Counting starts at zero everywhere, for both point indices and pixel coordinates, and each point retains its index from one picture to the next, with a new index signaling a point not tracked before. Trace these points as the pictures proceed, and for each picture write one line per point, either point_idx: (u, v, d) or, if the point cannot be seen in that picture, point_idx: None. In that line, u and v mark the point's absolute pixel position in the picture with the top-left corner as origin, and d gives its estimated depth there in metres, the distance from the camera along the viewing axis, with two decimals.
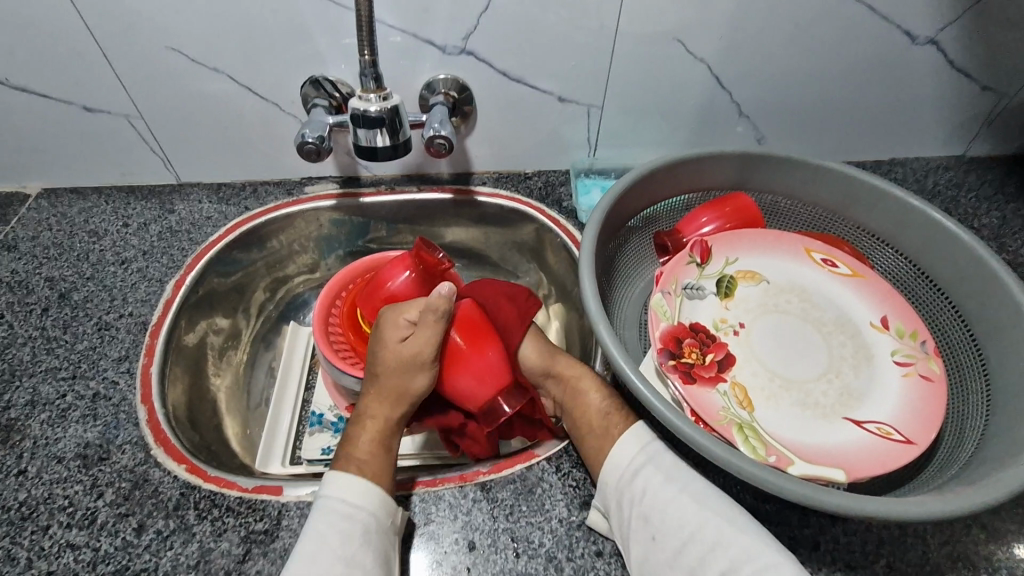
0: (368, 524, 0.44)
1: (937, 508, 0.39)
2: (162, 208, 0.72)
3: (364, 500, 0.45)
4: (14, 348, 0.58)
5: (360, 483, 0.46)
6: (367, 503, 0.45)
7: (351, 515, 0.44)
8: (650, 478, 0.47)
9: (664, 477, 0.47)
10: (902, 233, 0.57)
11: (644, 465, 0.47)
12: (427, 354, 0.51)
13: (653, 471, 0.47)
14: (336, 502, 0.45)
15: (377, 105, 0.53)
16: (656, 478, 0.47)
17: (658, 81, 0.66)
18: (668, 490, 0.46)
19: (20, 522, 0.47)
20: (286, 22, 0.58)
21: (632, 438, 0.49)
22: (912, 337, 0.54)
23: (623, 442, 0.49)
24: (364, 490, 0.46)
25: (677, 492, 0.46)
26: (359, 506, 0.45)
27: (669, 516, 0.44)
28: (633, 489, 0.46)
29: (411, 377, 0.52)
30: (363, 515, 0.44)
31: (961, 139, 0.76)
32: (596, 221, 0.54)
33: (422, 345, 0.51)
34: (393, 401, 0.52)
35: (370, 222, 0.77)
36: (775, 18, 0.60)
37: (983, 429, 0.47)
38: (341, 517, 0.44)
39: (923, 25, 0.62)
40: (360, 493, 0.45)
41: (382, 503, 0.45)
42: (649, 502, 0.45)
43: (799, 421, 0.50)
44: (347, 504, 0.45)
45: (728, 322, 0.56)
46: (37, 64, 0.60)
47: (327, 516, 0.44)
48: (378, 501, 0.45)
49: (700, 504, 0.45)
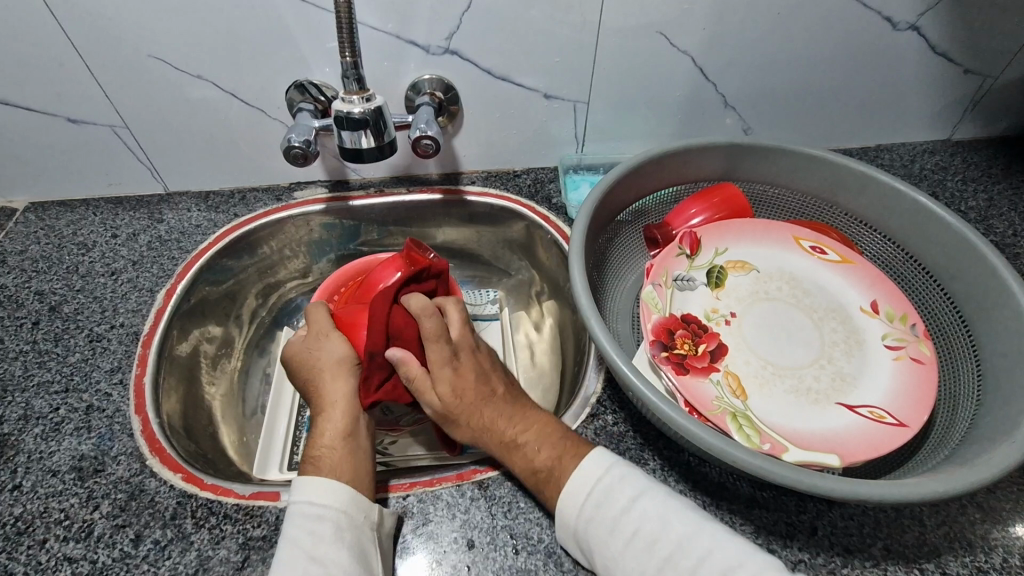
0: (340, 523, 0.42)
1: (930, 488, 0.39)
2: (151, 217, 0.72)
3: (332, 499, 0.43)
4: (5, 363, 0.58)
5: (320, 479, 0.44)
6: (337, 501, 0.43)
7: (321, 515, 0.42)
8: (601, 525, 0.42)
9: (615, 516, 0.42)
10: (890, 218, 0.58)
11: (592, 510, 0.43)
12: (325, 325, 0.56)
13: (602, 516, 0.43)
14: (304, 506, 0.43)
15: (360, 106, 0.53)
16: (608, 523, 0.42)
17: (642, 74, 0.66)
18: (620, 536, 0.42)
19: (16, 537, 0.47)
20: (268, 27, 0.58)
21: (578, 479, 0.44)
22: (902, 320, 0.54)
23: (569, 484, 0.44)
24: (331, 488, 0.44)
25: (629, 536, 0.41)
26: (327, 505, 0.43)
27: (627, 566, 0.41)
28: (587, 538, 0.43)
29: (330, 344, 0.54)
30: (334, 515, 0.43)
31: (946, 122, 0.77)
32: (585, 216, 0.54)
33: (320, 325, 0.56)
34: (338, 379, 0.52)
35: (360, 225, 0.77)
36: (756, 9, 0.61)
37: (974, 409, 0.48)
38: (311, 520, 0.42)
39: (903, 10, 0.62)
40: (325, 492, 0.43)
41: (351, 500, 0.44)
42: (604, 549, 0.42)
43: (794, 407, 0.50)
44: (314, 505, 0.43)
45: (719, 311, 0.57)
46: (19, 77, 0.60)
47: (296, 520, 0.42)
48: (349, 499, 0.44)
49: (655, 545, 0.41)
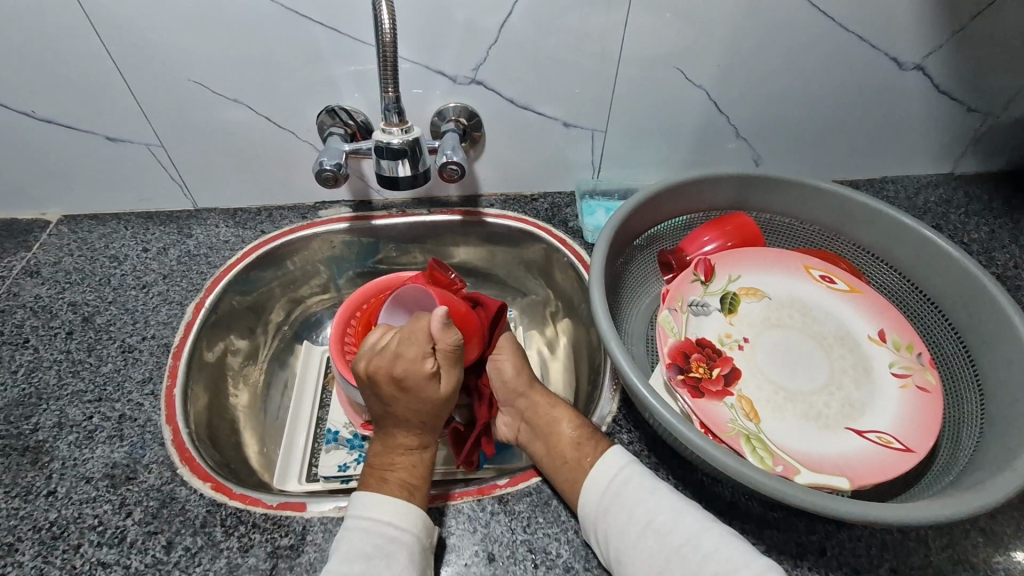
0: (413, 548, 0.45)
1: (936, 512, 0.41)
2: (180, 232, 0.74)
3: (410, 523, 0.46)
4: (40, 371, 0.60)
5: (402, 504, 0.46)
6: (411, 526, 0.46)
7: (396, 537, 0.45)
8: (619, 513, 0.45)
9: (633, 506, 0.45)
10: (896, 250, 0.60)
11: (611, 500, 0.46)
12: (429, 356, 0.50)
13: (620, 506, 0.46)
14: (382, 524, 0.45)
15: (400, 137, 0.56)
16: (625, 512, 0.45)
17: (658, 106, 0.69)
18: (636, 526, 0.44)
19: (51, 542, 0.48)
20: (305, 55, 0.61)
21: (600, 467, 0.48)
22: (908, 349, 0.56)
23: (590, 476, 0.48)
24: (409, 513, 0.46)
25: (643, 526, 0.44)
26: (405, 529, 0.45)
27: (640, 555, 0.43)
28: (606, 526, 0.45)
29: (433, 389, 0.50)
30: (408, 539, 0.45)
31: (949, 157, 0.80)
32: (605, 242, 0.57)
33: (429, 360, 0.50)
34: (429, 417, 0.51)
35: (380, 243, 0.79)
36: (768, 47, 0.64)
37: (978, 437, 0.49)
38: (386, 539, 0.44)
39: (908, 52, 0.65)
40: (403, 516, 0.46)
41: (424, 527, 0.46)
42: (620, 535, 0.44)
43: (804, 432, 0.52)
44: (392, 527, 0.45)
45: (732, 336, 0.59)
46: (65, 98, 0.63)
47: (371, 537, 0.44)
48: (421, 525, 0.46)
49: (667, 536, 0.43)
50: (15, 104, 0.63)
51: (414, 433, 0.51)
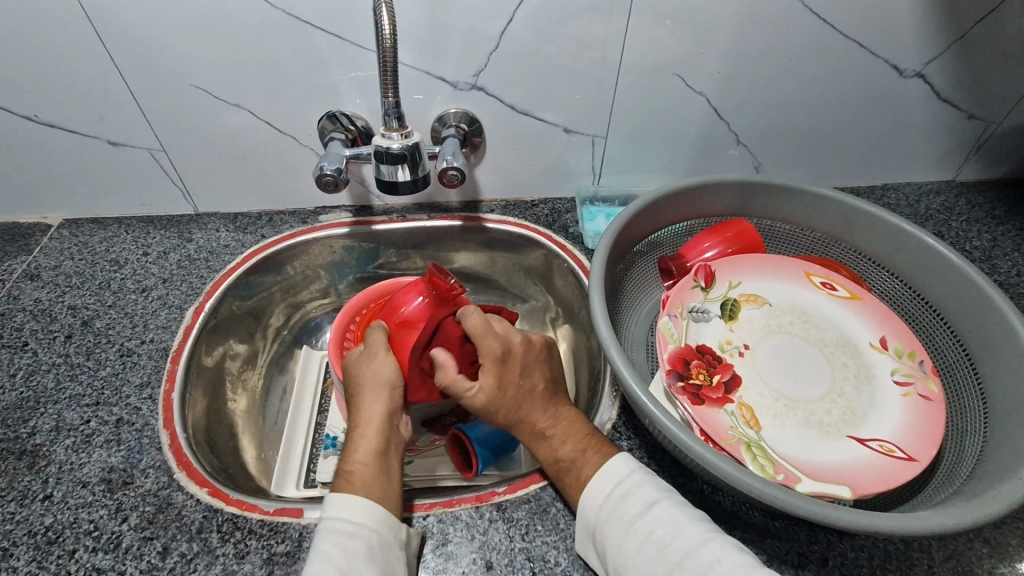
0: (372, 542, 0.44)
1: (939, 522, 0.41)
2: (181, 236, 0.75)
3: (365, 518, 0.45)
4: (38, 375, 0.60)
5: (360, 499, 0.45)
6: (370, 521, 0.45)
7: (354, 533, 0.44)
8: (618, 524, 0.44)
9: (633, 518, 0.44)
10: (897, 257, 0.60)
11: (610, 511, 0.45)
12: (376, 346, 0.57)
13: (618, 518, 0.45)
14: (339, 523, 0.44)
15: (400, 142, 0.56)
16: (624, 523, 0.44)
17: (659, 113, 0.69)
18: (635, 539, 0.43)
19: (46, 547, 0.48)
20: (306, 61, 0.61)
21: (603, 476, 0.47)
22: (910, 356, 0.56)
23: (591, 484, 0.47)
24: (363, 508, 0.45)
25: (643, 537, 0.43)
26: (361, 525, 0.44)
27: (641, 567, 0.42)
28: (606, 538, 0.45)
29: (382, 368, 0.55)
30: (366, 533, 0.44)
31: (951, 164, 0.79)
32: (605, 247, 0.57)
33: (377, 346, 0.57)
34: (380, 397, 0.54)
35: (380, 248, 0.79)
36: (768, 54, 0.64)
37: (981, 446, 0.49)
38: (344, 536, 0.43)
39: (909, 59, 0.65)
40: (360, 512, 0.45)
41: (383, 520, 0.45)
42: (619, 548, 0.44)
43: (805, 440, 0.52)
44: (348, 523, 0.44)
45: (733, 343, 0.58)
46: (67, 102, 0.63)
47: (331, 536, 0.43)
48: (381, 518, 0.45)
49: (667, 548, 0.42)
50: (18, 109, 0.63)
51: (366, 412, 0.53)
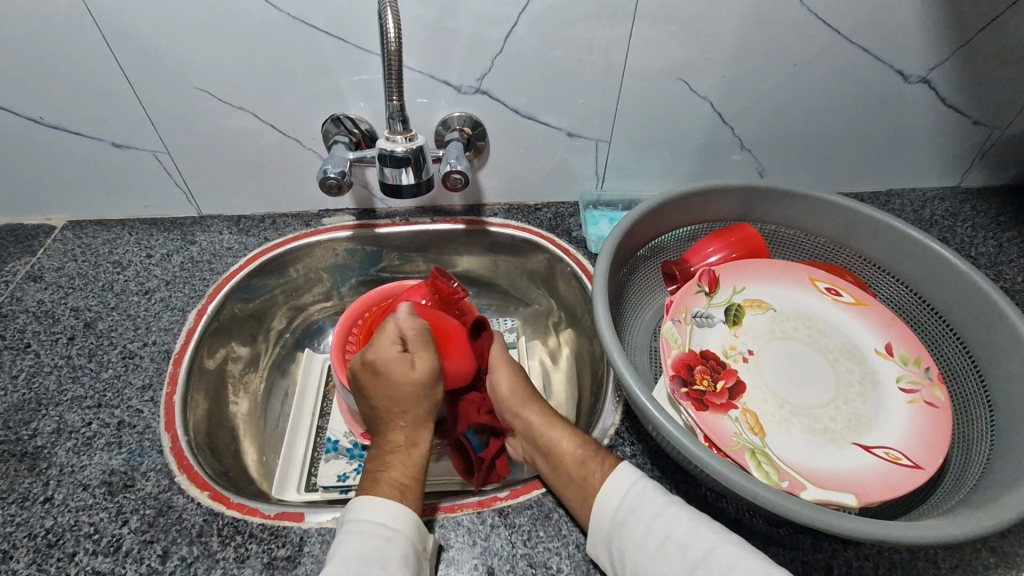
0: (407, 550, 0.44)
1: (946, 531, 0.40)
2: (184, 239, 0.75)
3: (402, 525, 0.44)
4: (40, 377, 0.60)
5: (396, 506, 0.45)
6: (406, 528, 0.44)
7: (391, 539, 0.43)
8: (634, 526, 0.44)
9: (649, 520, 0.44)
10: (902, 263, 0.59)
11: (627, 514, 0.45)
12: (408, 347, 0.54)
13: (636, 520, 0.44)
14: (377, 526, 0.44)
15: (404, 146, 0.56)
16: (640, 526, 0.44)
17: (662, 117, 0.69)
18: (653, 540, 0.43)
19: (46, 550, 0.48)
20: (310, 65, 0.61)
21: (612, 484, 0.47)
22: (916, 363, 0.56)
23: (602, 491, 0.47)
24: (402, 515, 0.45)
25: (661, 538, 0.43)
26: (398, 531, 0.44)
27: (660, 568, 0.42)
28: (622, 541, 0.44)
29: (418, 370, 0.53)
30: (402, 540, 0.44)
31: (956, 170, 0.79)
32: (608, 252, 0.56)
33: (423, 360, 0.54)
34: (416, 404, 0.52)
35: (383, 252, 0.79)
36: (773, 59, 0.64)
37: (989, 455, 0.48)
38: (382, 541, 0.43)
39: (913, 64, 0.65)
40: (398, 518, 0.45)
41: (417, 529, 0.45)
42: (637, 549, 0.43)
43: (811, 447, 0.51)
44: (387, 528, 0.44)
45: (737, 348, 0.58)
46: (72, 104, 0.63)
47: (367, 539, 0.43)
48: (415, 527, 0.45)
49: (686, 549, 0.42)
50: (23, 111, 0.63)
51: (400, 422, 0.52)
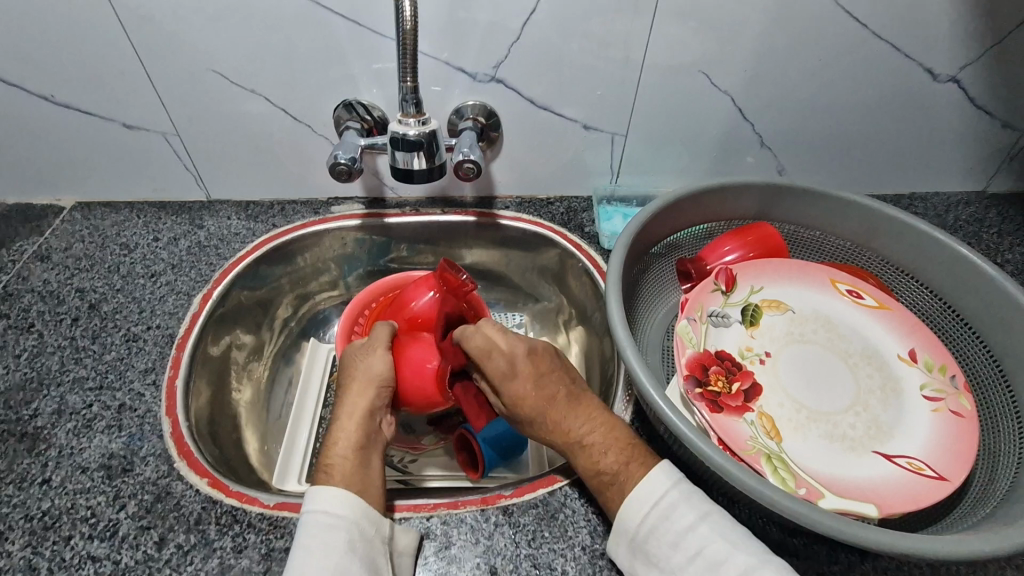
0: (351, 534, 0.42)
1: (973, 547, 0.38)
2: (192, 223, 0.74)
3: (346, 509, 0.43)
4: (43, 357, 0.59)
5: (329, 489, 0.44)
6: (352, 512, 0.43)
7: (334, 526, 0.42)
8: (663, 537, 0.43)
9: (681, 531, 0.42)
10: (928, 266, 0.57)
11: (657, 520, 0.43)
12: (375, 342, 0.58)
13: (665, 529, 0.43)
14: (317, 515, 0.42)
15: (416, 129, 0.54)
16: (670, 536, 0.42)
17: (682, 113, 0.67)
18: (683, 551, 0.42)
19: (42, 532, 0.47)
20: (324, 49, 0.60)
21: (645, 489, 0.44)
22: (941, 370, 0.53)
23: (635, 492, 0.44)
24: (346, 499, 0.43)
25: (692, 554, 0.42)
26: (341, 516, 0.43)
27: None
28: (646, 550, 0.43)
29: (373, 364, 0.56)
30: (347, 525, 0.42)
31: (982, 175, 0.77)
32: (622, 247, 0.55)
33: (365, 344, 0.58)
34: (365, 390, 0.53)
35: (392, 242, 0.78)
36: (799, 53, 0.62)
37: (1017, 469, 0.46)
38: (325, 528, 0.42)
39: (944, 63, 0.63)
40: (342, 502, 0.43)
41: (364, 512, 0.43)
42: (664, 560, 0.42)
43: (829, 454, 0.50)
44: (330, 515, 0.43)
45: (753, 350, 0.56)
46: (84, 84, 0.62)
47: (309, 529, 0.42)
48: (362, 510, 0.43)
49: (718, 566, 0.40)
50: (35, 88, 0.63)
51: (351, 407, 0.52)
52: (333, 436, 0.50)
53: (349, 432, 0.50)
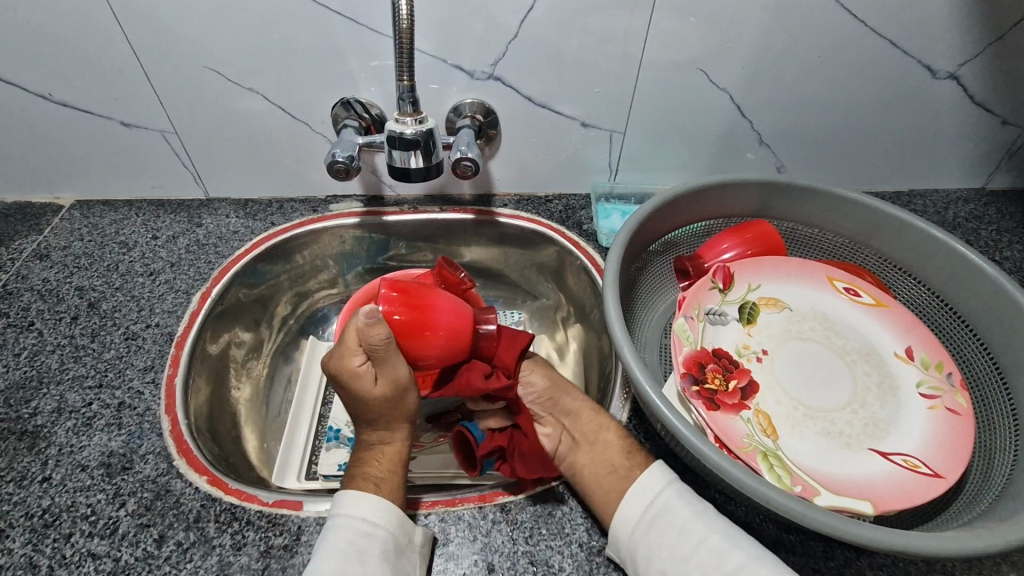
0: (386, 544, 0.43)
1: (967, 544, 0.39)
2: (190, 221, 0.74)
3: (383, 519, 0.44)
4: (43, 355, 0.59)
5: (382, 502, 0.45)
6: (388, 521, 0.44)
7: (369, 533, 0.43)
8: (666, 527, 0.44)
9: (683, 522, 0.43)
10: (925, 264, 0.57)
11: (660, 511, 0.44)
12: (403, 379, 0.51)
13: (668, 520, 0.44)
14: (355, 520, 0.43)
15: (413, 128, 0.54)
16: (674, 527, 0.43)
17: (680, 110, 0.67)
18: (686, 541, 0.42)
19: (43, 529, 0.47)
20: (322, 47, 0.60)
21: (645, 481, 0.46)
22: (937, 368, 0.54)
23: (638, 482, 0.46)
24: (384, 509, 0.44)
25: (694, 543, 0.42)
26: (378, 525, 0.44)
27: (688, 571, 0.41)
28: (648, 541, 0.43)
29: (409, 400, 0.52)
30: (383, 534, 0.43)
31: (980, 172, 0.77)
32: (620, 245, 0.55)
33: (391, 374, 0.50)
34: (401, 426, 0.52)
35: (390, 240, 0.78)
36: (797, 50, 0.62)
37: (1012, 466, 0.47)
38: (360, 536, 0.43)
39: (943, 60, 0.63)
40: (382, 512, 0.44)
41: (400, 523, 0.45)
42: (667, 550, 0.42)
43: (825, 452, 0.50)
44: (367, 523, 0.44)
45: (750, 348, 0.56)
46: (82, 82, 0.62)
47: (344, 534, 0.43)
48: (397, 521, 0.44)
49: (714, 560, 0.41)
50: (32, 87, 0.63)
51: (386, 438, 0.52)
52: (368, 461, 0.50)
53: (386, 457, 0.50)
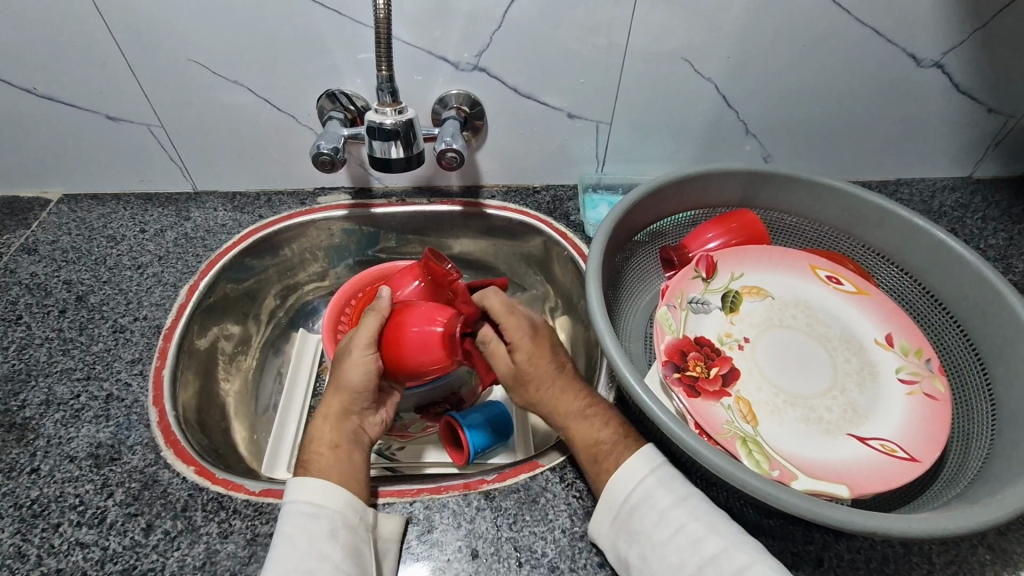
0: (336, 522, 0.44)
1: (940, 525, 0.39)
2: (179, 214, 0.74)
3: (328, 499, 0.45)
4: (31, 348, 0.59)
5: (322, 483, 0.45)
6: (334, 502, 0.45)
7: (317, 515, 0.44)
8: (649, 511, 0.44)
9: (665, 506, 0.44)
10: (907, 252, 0.58)
11: (641, 500, 0.44)
12: (365, 342, 0.53)
13: (648, 506, 0.44)
14: (300, 504, 0.44)
15: (392, 118, 0.54)
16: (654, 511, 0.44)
17: (666, 101, 0.67)
18: (665, 526, 0.43)
19: (31, 520, 0.47)
20: (306, 38, 0.60)
21: (622, 475, 0.46)
22: (917, 354, 0.54)
23: (617, 473, 0.46)
24: (329, 490, 0.45)
25: (674, 528, 0.42)
26: (324, 505, 0.44)
27: (667, 554, 0.42)
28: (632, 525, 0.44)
29: (348, 371, 0.53)
30: (329, 514, 0.44)
31: (967, 160, 0.77)
32: (603, 235, 0.55)
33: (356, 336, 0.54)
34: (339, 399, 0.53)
35: (380, 232, 0.78)
36: (780, 39, 0.62)
37: (988, 450, 0.47)
38: (308, 519, 0.43)
39: (927, 47, 0.63)
40: (325, 493, 0.45)
41: (347, 501, 0.45)
42: (648, 534, 0.43)
43: (805, 437, 0.50)
44: (313, 505, 0.44)
45: (733, 336, 0.57)
46: (66, 76, 0.62)
47: (293, 519, 0.43)
48: (344, 500, 0.45)
49: (696, 551, 0.41)
50: (17, 80, 0.62)
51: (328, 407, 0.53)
52: (313, 432, 0.52)
53: (326, 432, 0.51)
